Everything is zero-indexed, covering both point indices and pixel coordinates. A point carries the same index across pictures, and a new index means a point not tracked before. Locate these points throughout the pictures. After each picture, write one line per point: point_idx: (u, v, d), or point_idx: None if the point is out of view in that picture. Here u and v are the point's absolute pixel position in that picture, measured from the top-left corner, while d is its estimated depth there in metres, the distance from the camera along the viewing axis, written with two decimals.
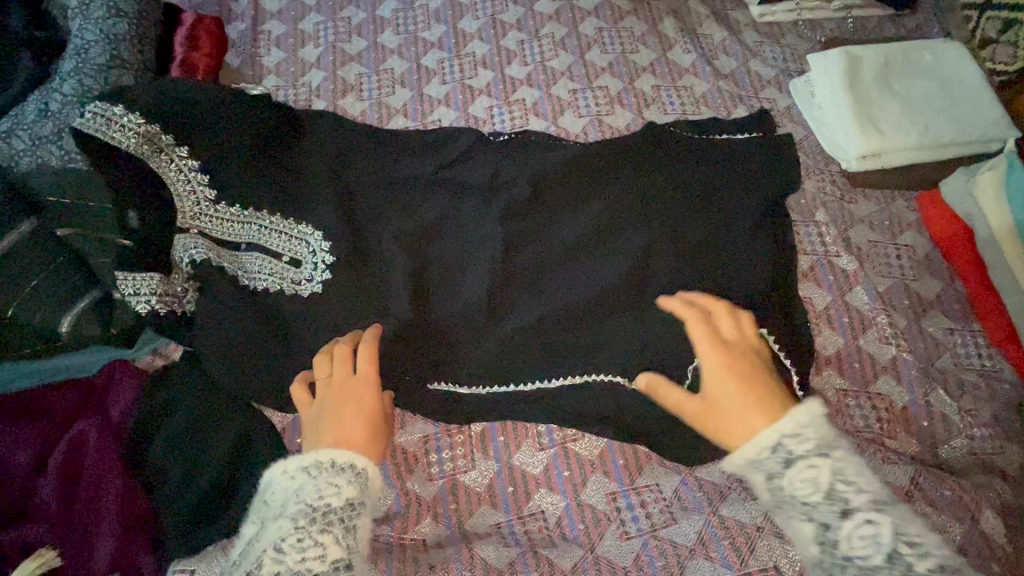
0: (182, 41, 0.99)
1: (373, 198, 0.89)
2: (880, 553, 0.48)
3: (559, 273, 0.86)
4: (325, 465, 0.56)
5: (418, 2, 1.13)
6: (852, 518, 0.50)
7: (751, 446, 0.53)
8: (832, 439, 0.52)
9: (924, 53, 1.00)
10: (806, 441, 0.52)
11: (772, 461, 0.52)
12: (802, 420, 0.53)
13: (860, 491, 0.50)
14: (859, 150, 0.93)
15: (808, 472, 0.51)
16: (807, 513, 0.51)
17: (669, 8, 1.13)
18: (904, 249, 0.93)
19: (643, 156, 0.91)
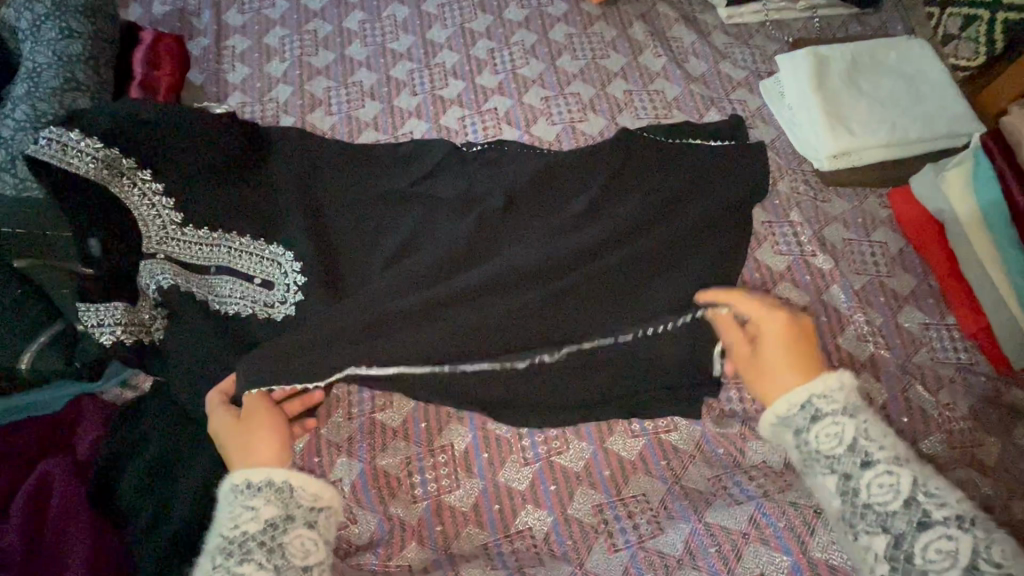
0: (141, 60, 0.97)
1: (345, 215, 0.88)
2: (897, 499, 0.53)
3: (533, 282, 0.83)
4: (242, 488, 0.59)
5: (385, 13, 1.12)
6: (871, 468, 0.55)
7: (779, 403, 0.61)
8: (859, 405, 0.59)
9: (890, 52, 1.00)
10: (834, 401, 0.59)
11: (798, 417, 0.60)
12: (832, 384, 0.60)
13: (883, 448, 0.55)
14: (831, 148, 0.92)
15: (832, 427, 0.58)
16: (830, 466, 0.57)
17: (639, 13, 1.12)
18: (878, 246, 0.92)
19: (618, 162, 0.90)
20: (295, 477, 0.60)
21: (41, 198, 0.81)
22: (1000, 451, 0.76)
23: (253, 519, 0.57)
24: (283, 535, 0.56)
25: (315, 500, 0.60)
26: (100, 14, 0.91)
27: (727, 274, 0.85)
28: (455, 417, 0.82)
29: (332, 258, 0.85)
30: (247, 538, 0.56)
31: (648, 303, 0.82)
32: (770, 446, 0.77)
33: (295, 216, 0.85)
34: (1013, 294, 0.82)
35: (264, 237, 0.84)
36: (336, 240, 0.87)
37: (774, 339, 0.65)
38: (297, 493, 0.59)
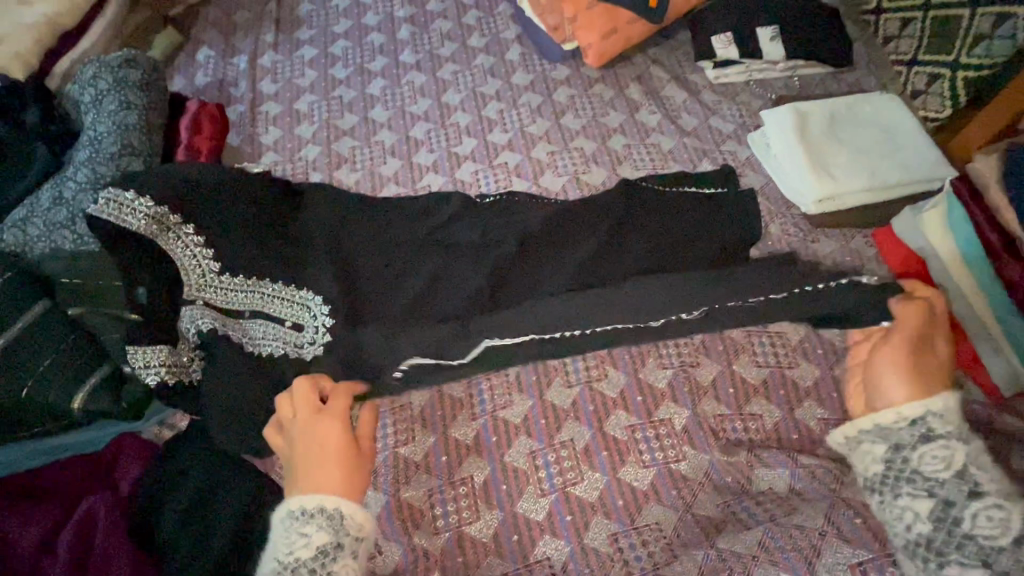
0: (186, 127, 1.07)
1: (369, 258, 0.95)
2: (1006, 534, 0.61)
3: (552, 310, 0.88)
4: (297, 514, 0.63)
5: (405, 80, 1.24)
6: (980, 500, 0.64)
7: (867, 420, 0.75)
8: (965, 433, 0.70)
9: (865, 105, 1.10)
10: (948, 421, 0.71)
11: (908, 436, 0.71)
12: (937, 405, 0.71)
13: (991, 482, 0.65)
14: (817, 194, 1.00)
15: (941, 451, 0.68)
16: (927, 489, 0.66)
17: (634, 75, 1.24)
18: (867, 282, 0.99)
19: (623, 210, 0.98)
20: (346, 508, 0.64)
21: (97, 251, 0.90)
22: None
23: (305, 546, 0.61)
24: (332, 565, 0.61)
25: (360, 531, 0.64)
26: (152, 88, 1.02)
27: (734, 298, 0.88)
28: (474, 450, 0.86)
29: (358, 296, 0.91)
30: (300, 562, 0.61)
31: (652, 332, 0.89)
32: (775, 474, 0.80)
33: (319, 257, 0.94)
34: (1000, 328, 0.86)
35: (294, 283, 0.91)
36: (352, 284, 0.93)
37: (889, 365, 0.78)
38: (345, 523, 0.63)
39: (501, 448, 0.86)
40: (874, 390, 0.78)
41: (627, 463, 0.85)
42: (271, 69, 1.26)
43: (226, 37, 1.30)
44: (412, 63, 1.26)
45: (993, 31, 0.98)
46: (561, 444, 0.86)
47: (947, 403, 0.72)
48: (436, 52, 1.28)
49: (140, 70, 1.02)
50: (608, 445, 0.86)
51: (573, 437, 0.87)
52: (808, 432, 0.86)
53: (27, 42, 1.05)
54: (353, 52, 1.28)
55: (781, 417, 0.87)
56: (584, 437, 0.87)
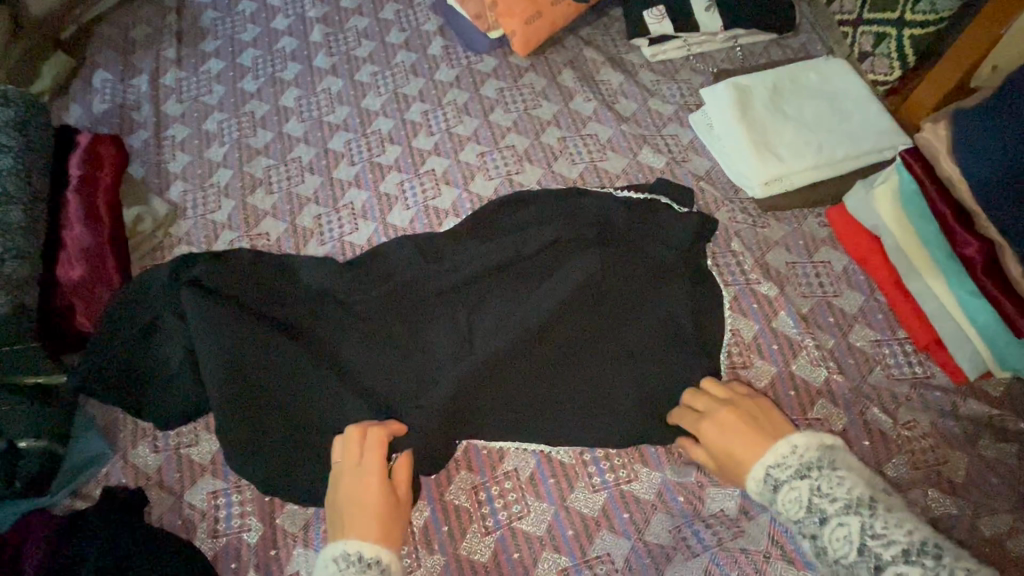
0: (79, 163, 0.97)
1: (311, 315, 0.87)
2: (853, 550, 0.54)
3: (523, 394, 0.81)
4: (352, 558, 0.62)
5: (320, 87, 1.15)
6: (827, 523, 0.56)
7: (749, 481, 0.63)
8: (816, 460, 0.60)
9: (811, 73, 1.02)
10: (787, 466, 0.60)
11: (766, 489, 0.61)
12: (783, 450, 0.61)
13: (834, 500, 0.56)
14: (762, 176, 0.93)
15: (791, 492, 0.59)
16: (800, 530, 0.58)
17: (566, 60, 1.15)
18: (821, 265, 0.93)
19: (540, 209, 0.94)
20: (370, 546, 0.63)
21: None
22: (965, 466, 0.75)
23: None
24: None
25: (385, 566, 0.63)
26: (30, 126, 0.92)
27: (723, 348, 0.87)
28: None
29: (300, 403, 0.81)
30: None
31: (573, 321, 0.84)
32: (728, 492, 0.75)
33: (257, 376, 0.81)
34: (961, 309, 0.80)
35: (205, 316, 0.82)
36: (279, 397, 0.80)
37: (720, 427, 0.68)
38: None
39: (442, 486, 0.80)
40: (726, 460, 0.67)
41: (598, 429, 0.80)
42: (175, 88, 1.16)
43: (124, 57, 1.20)
44: (327, 67, 1.17)
45: None
46: (505, 475, 0.81)
47: (804, 438, 0.61)
48: (353, 54, 1.18)
49: (14, 106, 0.92)
50: (555, 471, 0.80)
51: (519, 465, 0.81)
52: None
53: None
54: (264, 61, 1.18)
55: None
56: (530, 464, 0.81)
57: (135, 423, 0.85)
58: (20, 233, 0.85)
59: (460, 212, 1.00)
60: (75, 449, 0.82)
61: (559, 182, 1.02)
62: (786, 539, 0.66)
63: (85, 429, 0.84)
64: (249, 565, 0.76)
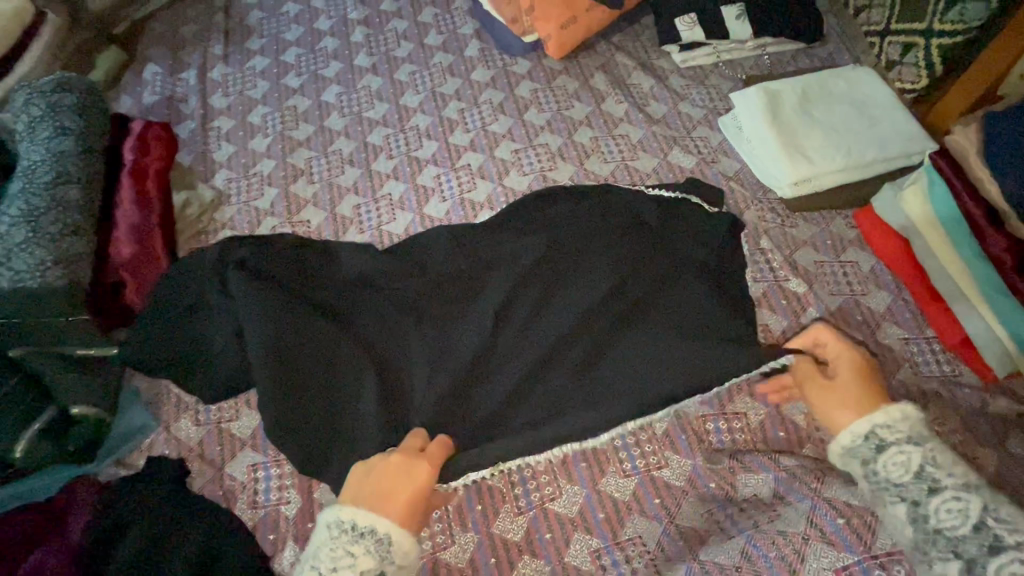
0: (132, 149, 1.01)
1: (349, 300, 0.89)
2: (966, 524, 0.55)
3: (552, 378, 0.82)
4: (346, 527, 0.61)
5: (361, 84, 1.19)
6: (939, 495, 0.58)
7: (844, 434, 0.65)
8: (925, 436, 0.62)
9: (839, 81, 1.05)
10: (897, 430, 0.63)
11: (865, 448, 0.64)
12: (894, 415, 0.64)
13: (951, 476, 0.59)
14: (790, 177, 0.96)
15: (897, 456, 0.61)
16: (899, 495, 0.60)
17: (598, 64, 1.19)
18: (849, 265, 0.95)
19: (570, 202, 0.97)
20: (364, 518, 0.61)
21: (37, 287, 0.83)
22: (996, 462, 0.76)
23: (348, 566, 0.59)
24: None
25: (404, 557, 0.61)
26: (90, 110, 0.97)
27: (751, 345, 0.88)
28: None
29: (336, 381, 0.82)
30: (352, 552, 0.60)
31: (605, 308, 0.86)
32: (760, 478, 0.76)
33: (296, 353, 0.82)
34: (991, 306, 0.81)
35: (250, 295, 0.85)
36: (316, 376, 0.82)
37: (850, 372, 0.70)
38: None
39: None
40: (824, 418, 0.68)
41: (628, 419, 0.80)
42: (221, 82, 1.21)
43: (174, 52, 1.25)
44: (368, 66, 1.21)
45: None
46: (537, 458, 0.82)
47: (915, 413, 0.64)
48: (392, 54, 1.23)
49: (76, 92, 0.97)
50: (587, 456, 0.82)
51: (551, 449, 0.83)
52: (795, 428, 0.82)
53: None
54: (307, 59, 1.23)
55: (766, 414, 0.83)
56: (562, 449, 0.83)
57: (178, 397, 0.88)
58: (77, 210, 0.88)
59: (495, 205, 1.03)
60: (121, 421, 0.86)
61: (591, 178, 1.04)
62: (825, 522, 0.66)
63: (129, 404, 0.87)
64: (287, 536, 0.78)
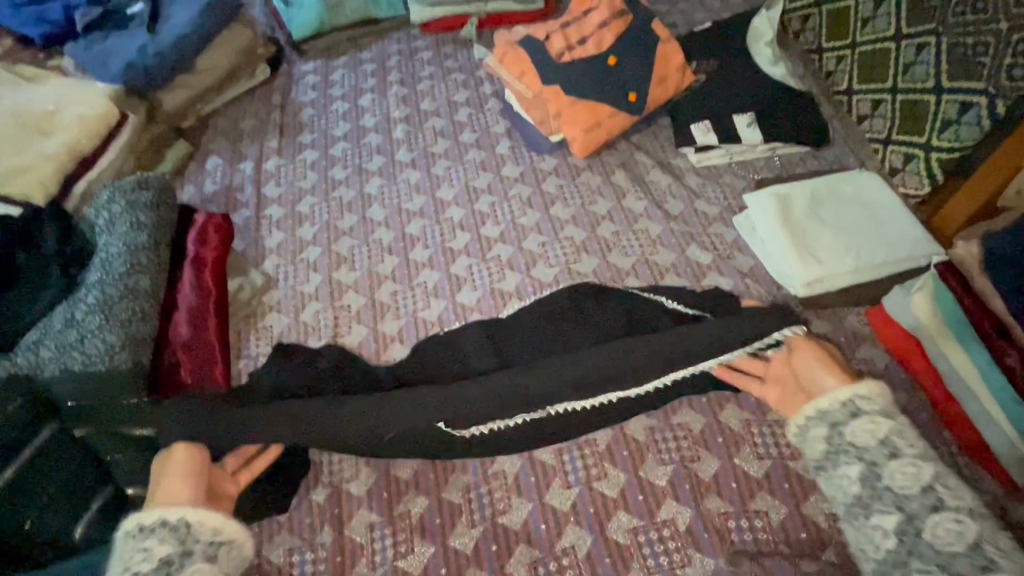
0: (193, 239, 1.11)
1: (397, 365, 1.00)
2: (960, 543, 0.63)
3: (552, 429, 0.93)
4: (134, 532, 0.71)
5: (401, 177, 1.30)
6: (938, 513, 0.65)
7: (825, 398, 0.77)
8: (892, 411, 0.75)
9: (846, 185, 1.13)
10: (872, 402, 0.75)
11: (842, 411, 0.75)
12: (871, 390, 0.76)
13: (960, 502, 0.66)
14: (803, 277, 1.02)
15: (871, 425, 0.73)
16: (884, 500, 0.68)
17: (619, 161, 1.29)
18: (865, 363, 0.98)
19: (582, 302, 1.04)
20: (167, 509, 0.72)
21: (105, 370, 0.90)
22: None
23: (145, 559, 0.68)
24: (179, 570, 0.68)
25: (215, 535, 0.72)
26: (162, 205, 1.08)
27: (775, 445, 0.91)
28: (474, 561, 0.84)
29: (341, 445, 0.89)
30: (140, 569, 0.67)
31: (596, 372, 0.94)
32: None
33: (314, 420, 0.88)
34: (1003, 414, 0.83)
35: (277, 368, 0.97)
36: (318, 437, 0.88)
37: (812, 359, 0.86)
38: (194, 532, 0.71)
39: (502, 558, 0.84)
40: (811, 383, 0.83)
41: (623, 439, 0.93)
42: (274, 173, 1.33)
43: (234, 145, 1.39)
44: (407, 161, 1.33)
45: (960, 117, 1.01)
46: (562, 552, 0.84)
47: (879, 387, 0.76)
48: (430, 149, 1.35)
49: (151, 190, 1.09)
50: (611, 551, 0.84)
51: (576, 542, 0.85)
52: (817, 529, 0.84)
53: (50, 170, 1.12)
54: (352, 153, 1.36)
55: (787, 514, 0.85)
56: (586, 542, 0.85)
57: None
58: (145, 298, 0.97)
59: (522, 294, 1.10)
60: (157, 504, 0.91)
61: (614, 271, 1.11)
62: None
63: None
64: None
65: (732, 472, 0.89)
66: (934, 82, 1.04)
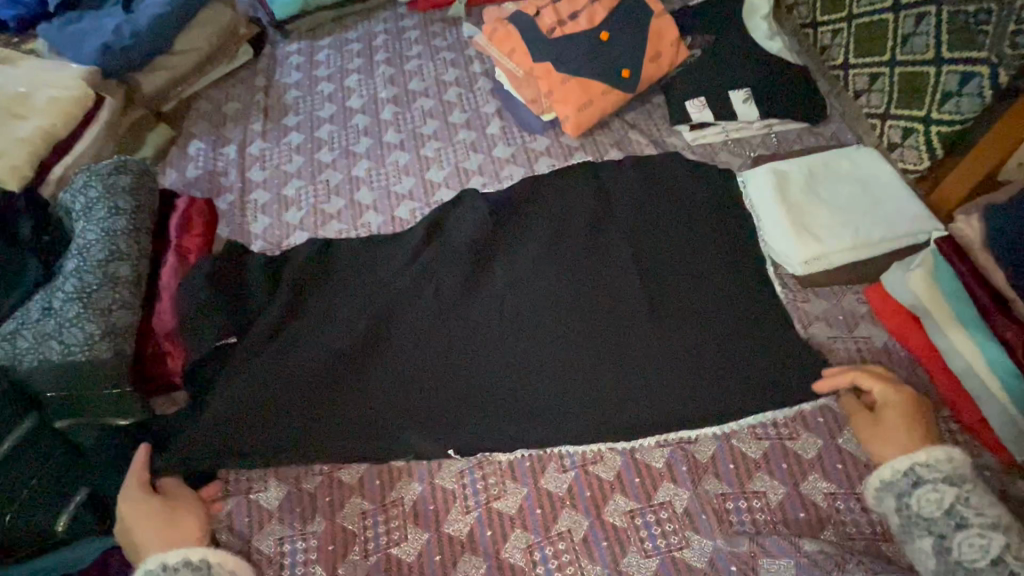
0: (176, 226, 1.08)
1: (361, 370, 0.96)
2: (985, 558, 0.66)
3: (472, 360, 0.97)
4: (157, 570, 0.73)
5: (389, 160, 1.27)
6: (964, 531, 0.68)
7: (886, 469, 0.75)
8: (967, 477, 0.72)
9: (843, 161, 1.11)
10: (937, 471, 0.72)
11: (902, 482, 0.74)
12: (939, 456, 0.73)
13: (980, 515, 0.68)
14: (801, 255, 0.99)
15: (931, 494, 0.71)
16: (927, 528, 0.70)
17: (613, 141, 1.26)
18: (862, 341, 0.97)
19: (600, 298, 1.02)
20: (212, 558, 0.75)
21: (86, 360, 0.87)
22: None
23: None
24: None
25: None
26: (142, 191, 1.05)
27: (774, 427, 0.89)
28: (469, 547, 0.82)
29: (380, 415, 0.92)
30: None
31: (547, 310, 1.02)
32: (782, 564, 0.77)
33: (333, 372, 0.96)
34: (1000, 387, 0.82)
35: (402, 301, 1.03)
36: (413, 398, 0.94)
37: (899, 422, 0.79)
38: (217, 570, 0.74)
39: (498, 544, 0.83)
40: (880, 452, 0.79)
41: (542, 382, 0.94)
42: (259, 157, 1.29)
43: (217, 129, 1.35)
44: (396, 142, 1.30)
45: (961, 88, 0.98)
46: (559, 536, 0.83)
47: (961, 459, 0.73)
48: (419, 130, 1.31)
49: (130, 175, 1.05)
50: (608, 535, 0.82)
51: (572, 526, 0.83)
52: (816, 509, 0.83)
53: (22, 154, 1.08)
54: (339, 135, 1.32)
55: (786, 494, 0.84)
56: (583, 526, 0.83)
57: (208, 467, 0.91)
58: (127, 286, 0.94)
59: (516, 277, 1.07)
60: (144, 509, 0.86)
61: None
62: None
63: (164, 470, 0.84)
64: None
65: (729, 454, 0.88)
66: (934, 52, 1.01)
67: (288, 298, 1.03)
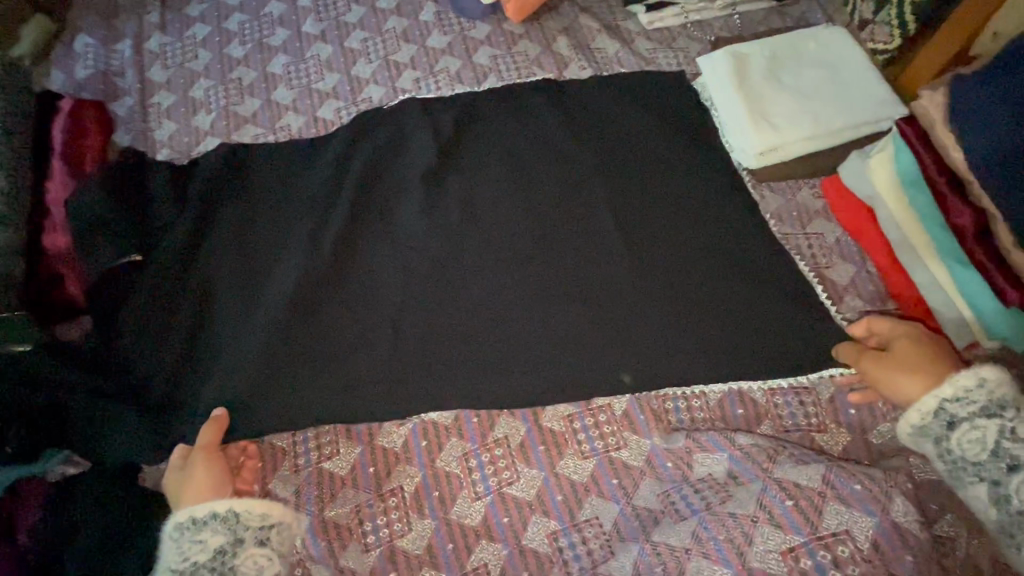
0: (62, 130, 0.95)
1: (306, 293, 0.89)
2: None
3: (422, 279, 0.90)
4: (187, 524, 0.67)
5: (309, 53, 1.12)
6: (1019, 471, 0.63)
7: (913, 413, 0.68)
8: (1007, 401, 0.65)
9: (809, 43, 1.00)
10: (971, 404, 0.66)
11: (937, 424, 0.67)
12: (971, 385, 0.66)
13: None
14: (757, 146, 0.92)
15: (973, 433, 0.65)
16: (977, 474, 0.65)
17: (561, 27, 1.12)
18: (815, 237, 0.93)
19: (552, 211, 0.95)
20: (240, 506, 0.69)
21: None
22: None
23: (203, 549, 0.66)
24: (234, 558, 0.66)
25: (263, 520, 0.69)
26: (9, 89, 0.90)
27: (724, 328, 0.86)
28: (403, 458, 0.81)
29: (316, 338, 0.86)
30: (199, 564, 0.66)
31: (505, 222, 0.94)
32: (715, 458, 0.76)
33: (259, 295, 0.89)
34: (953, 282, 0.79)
35: (335, 244, 0.93)
36: (340, 344, 0.86)
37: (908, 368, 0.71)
38: (243, 519, 0.68)
39: (432, 453, 0.81)
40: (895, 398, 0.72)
41: (496, 297, 0.89)
42: (159, 54, 1.13)
43: (108, 21, 1.17)
44: (316, 33, 1.14)
45: None
46: (495, 443, 0.81)
47: (993, 375, 0.66)
48: (343, 19, 1.15)
49: None
50: (545, 439, 0.81)
51: (509, 433, 0.82)
52: (754, 404, 0.82)
53: None
54: (251, 26, 1.15)
55: (726, 391, 0.83)
56: (521, 432, 0.81)
57: None
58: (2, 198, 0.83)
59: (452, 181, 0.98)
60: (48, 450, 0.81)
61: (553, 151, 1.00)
62: (775, 503, 0.67)
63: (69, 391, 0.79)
64: None
65: (671, 355, 0.85)
66: None
67: (200, 214, 0.94)
